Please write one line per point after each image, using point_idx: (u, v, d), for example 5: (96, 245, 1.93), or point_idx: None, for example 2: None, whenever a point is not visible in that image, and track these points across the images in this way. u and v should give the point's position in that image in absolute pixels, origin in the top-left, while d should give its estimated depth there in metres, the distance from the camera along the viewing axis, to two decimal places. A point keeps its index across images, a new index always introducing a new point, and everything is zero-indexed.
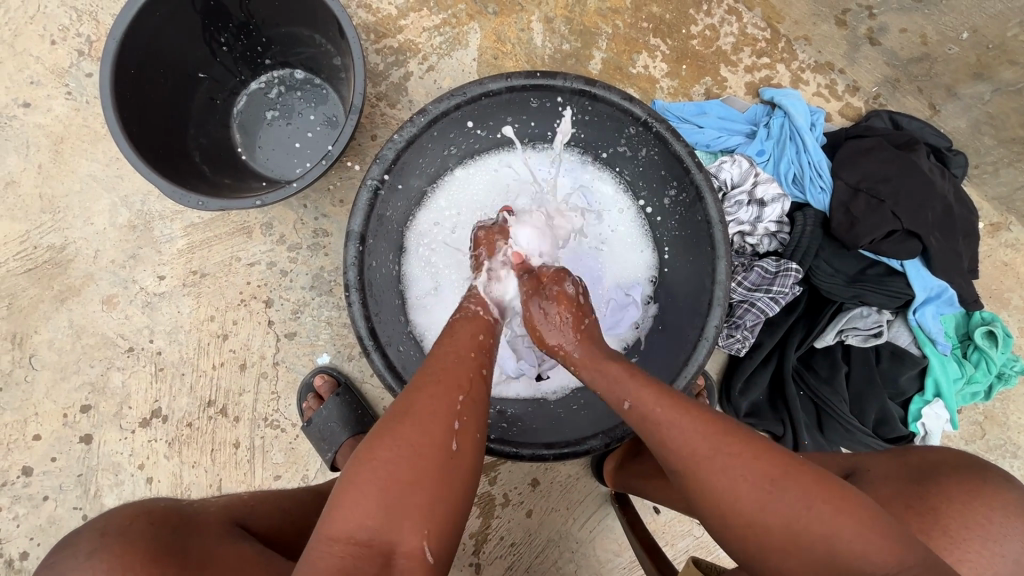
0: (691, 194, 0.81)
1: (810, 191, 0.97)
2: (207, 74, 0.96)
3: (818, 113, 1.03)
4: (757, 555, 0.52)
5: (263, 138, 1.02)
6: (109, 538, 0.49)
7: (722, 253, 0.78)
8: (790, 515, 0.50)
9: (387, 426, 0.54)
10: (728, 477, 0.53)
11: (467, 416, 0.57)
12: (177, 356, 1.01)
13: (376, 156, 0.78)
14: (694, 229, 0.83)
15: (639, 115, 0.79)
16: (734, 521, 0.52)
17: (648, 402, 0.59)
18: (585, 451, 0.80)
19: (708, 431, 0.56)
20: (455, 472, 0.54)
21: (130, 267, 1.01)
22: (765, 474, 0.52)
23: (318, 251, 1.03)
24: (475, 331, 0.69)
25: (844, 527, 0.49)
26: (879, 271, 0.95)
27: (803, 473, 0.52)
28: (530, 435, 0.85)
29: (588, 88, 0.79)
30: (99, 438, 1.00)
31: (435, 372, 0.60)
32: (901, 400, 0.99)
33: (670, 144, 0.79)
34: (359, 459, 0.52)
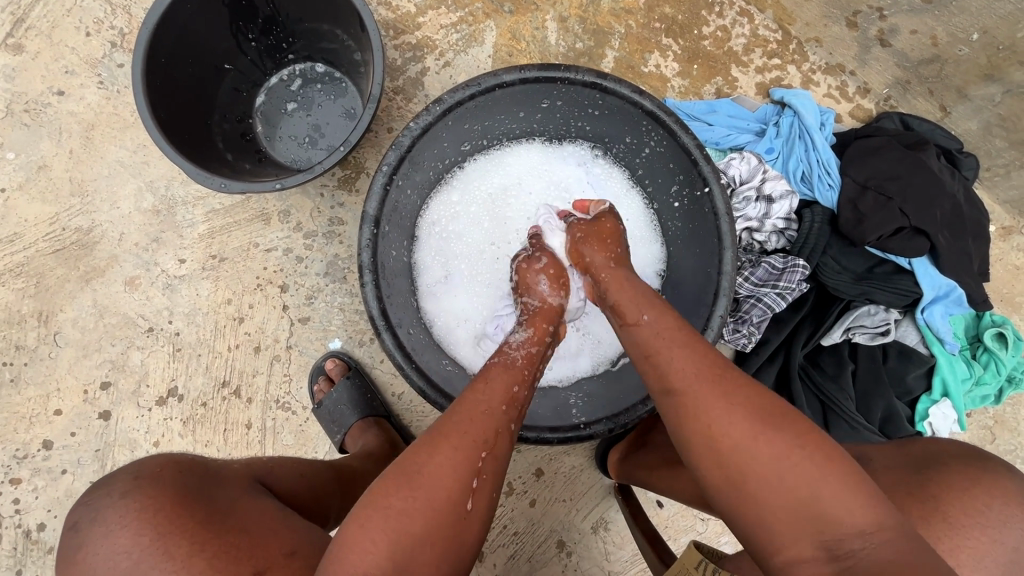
0: (699, 187, 0.82)
1: (818, 189, 0.97)
2: (233, 65, 1.00)
3: (828, 113, 1.04)
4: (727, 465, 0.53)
5: (283, 129, 1.05)
6: (143, 480, 0.54)
7: (728, 244, 0.79)
8: (777, 450, 0.52)
9: (407, 471, 0.55)
10: (726, 401, 0.56)
11: (486, 475, 0.57)
12: (194, 337, 1.04)
13: (393, 142, 0.80)
14: (701, 222, 0.84)
15: (648, 108, 0.81)
16: (718, 443, 0.54)
17: (658, 331, 0.63)
18: (589, 436, 0.81)
19: (710, 364, 0.59)
20: (467, 532, 0.54)
21: (153, 250, 1.05)
22: (758, 412, 0.54)
23: (333, 239, 1.05)
24: (510, 383, 0.65)
25: (825, 474, 0.50)
26: (887, 269, 0.95)
27: (795, 421, 0.54)
28: (534, 420, 0.86)
29: (600, 81, 0.81)
30: (117, 415, 1.03)
31: (463, 421, 0.59)
32: (908, 400, 0.98)
33: (679, 136, 0.81)
34: (374, 497, 0.53)
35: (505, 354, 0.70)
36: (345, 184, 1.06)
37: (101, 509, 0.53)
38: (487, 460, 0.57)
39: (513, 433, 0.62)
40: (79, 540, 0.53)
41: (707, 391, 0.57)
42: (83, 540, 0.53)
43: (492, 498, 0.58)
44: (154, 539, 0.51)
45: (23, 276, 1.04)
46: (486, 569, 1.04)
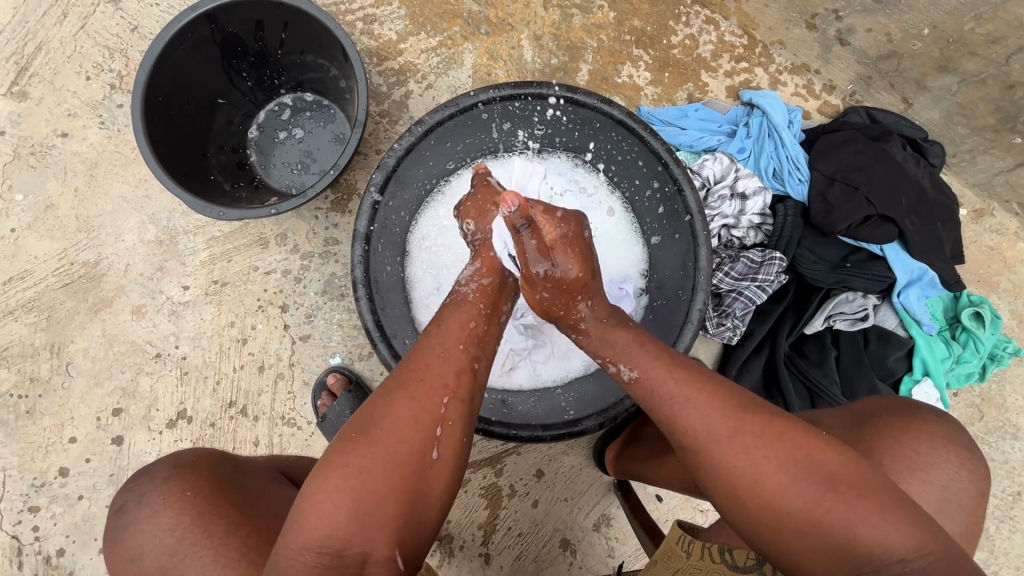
0: (671, 188, 0.87)
1: (789, 183, 1.01)
2: (226, 99, 1.06)
3: (795, 111, 1.08)
4: (764, 520, 0.57)
5: (276, 157, 1.10)
6: (182, 467, 0.69)
7: (701, 241, 0.83)
8: (809, 501, 0.55)
9: (370, 420, 0.60)
10: (728, 445, 0.58)
11: (451, 421, 0.62)
12: (200, 360, 1.08)
13: (378, 164, 0.85)
14: (676, 224, 0.88)
15: (618, 117, 0.86)
16: (746, 493, 0.57)
17: (656, 375, 0.64)
18: (580, 431, 0.84)
19: (728, 409, 0.60)
20: (435, 478, 0.59)
21: (157, 278, 1.09)
22: (785, 459, 0.56)
23: (329, 258, 1.10)
24: (467, 321, 0.69)
25: (862, 514, 0.53)
26: (861, 257, 0.99)
27: (826, 467, 0.56)
28: (528, 419, 0.90)
29: (571, 95, 0.86)
30: (129, 439, 1.07)
31: (420, 368, 0.64)
32: (891, 382, 1.01)
33: (648, 142, 0.86)
34: (340, 450, 0.58)
35: (460, 292, 0.74)
36: (338, 206, 1.10)
37: (145, 494, 0.66)
38: (448, 405, 0.62)
39: (475, 375, 0.66)
40: (125, 521, 0.66)
41: (722, 438, 0.59)
42: (131, 518, 0.66)
43: (460, 442, 0.62)
44: (193, 518, 0.64)
45: (34, 311, 1.08)
46: (493, 570, 1.07)
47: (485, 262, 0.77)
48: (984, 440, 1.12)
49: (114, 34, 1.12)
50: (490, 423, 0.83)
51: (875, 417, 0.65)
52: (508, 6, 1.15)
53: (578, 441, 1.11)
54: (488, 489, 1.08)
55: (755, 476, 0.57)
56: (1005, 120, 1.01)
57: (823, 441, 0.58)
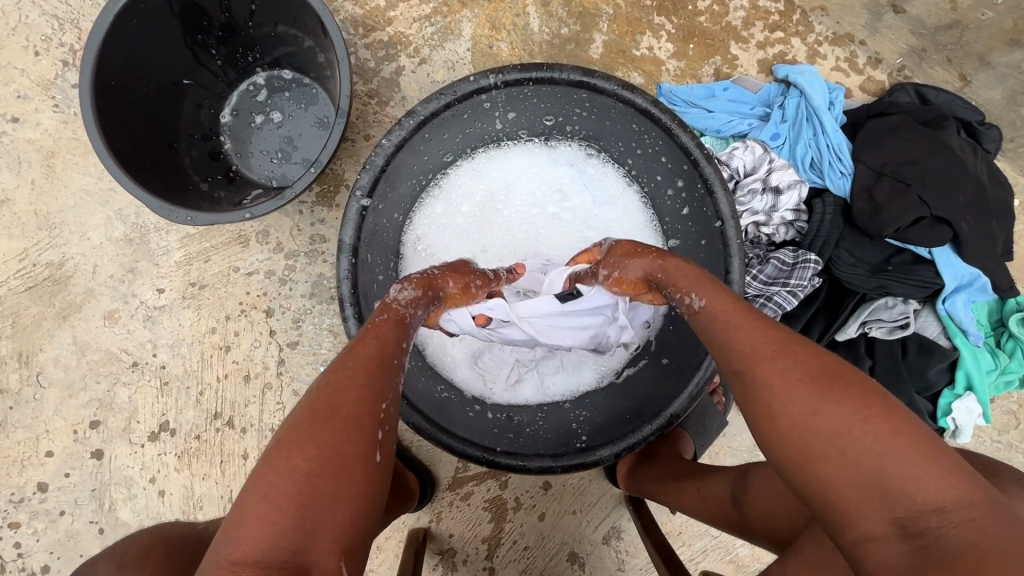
0: (700, 187, 0.76)
1: (829, 176, 0.89)
2: (193, 80, 0.93)
3: (837, 90, 0.95)
4: (799, 446, 0.47)
5: (253, 144, 0.98)
6: (127, 571, 0.52)
7: (734, 250, 0.73)
8: (845, 424, 0.45)
9: (307, 414, 0.49)
10: (771, 366, 0.50)
11: (392, 425, 0.53)
12: (181, 369, 1.00)
13: (365, 163, 0.74)
14: (705, 229, 0.78)
15: (641, 106, 0.75)
16: (777, 414, 0.48)
17: (718, 306, 0.56)
18: (594, 462, 0.77)
19: (770, 337, 0.51)
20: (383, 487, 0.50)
21: (129, 281, 1.00)
22: (824, 385, 0.47)
23: (316, 257, 1.00)
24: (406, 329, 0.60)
25: (899, 447, 0.44)
26: (906, 260, 0.89)
27: (863, 390, 0.47)
28: (538, 447, 0.82)
29: (586, 79, 0.75)
30: (110, 453, 1.00)
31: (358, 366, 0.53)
32: (929, 395, 0.93)
33: (675, 135, 0.75)
34: (270, 466, 0.46)
35: (395, 309, 0.62)
36: (324, 199, 1.00)
37: None
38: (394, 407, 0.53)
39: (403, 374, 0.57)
40: None
41: (763, 356, 0.50)
42: None
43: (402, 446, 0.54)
44: None
45: None
46: None
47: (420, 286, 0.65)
48: (1018, 449, 1.05)
49: (62, 1, 0.98)
50: (496, 456, 0.77)
51: None
52: None
53: None
54: (492, 502, 1.03)
55: (787, 399, 0.48)
56: None
57: (859, 372, 0.49)
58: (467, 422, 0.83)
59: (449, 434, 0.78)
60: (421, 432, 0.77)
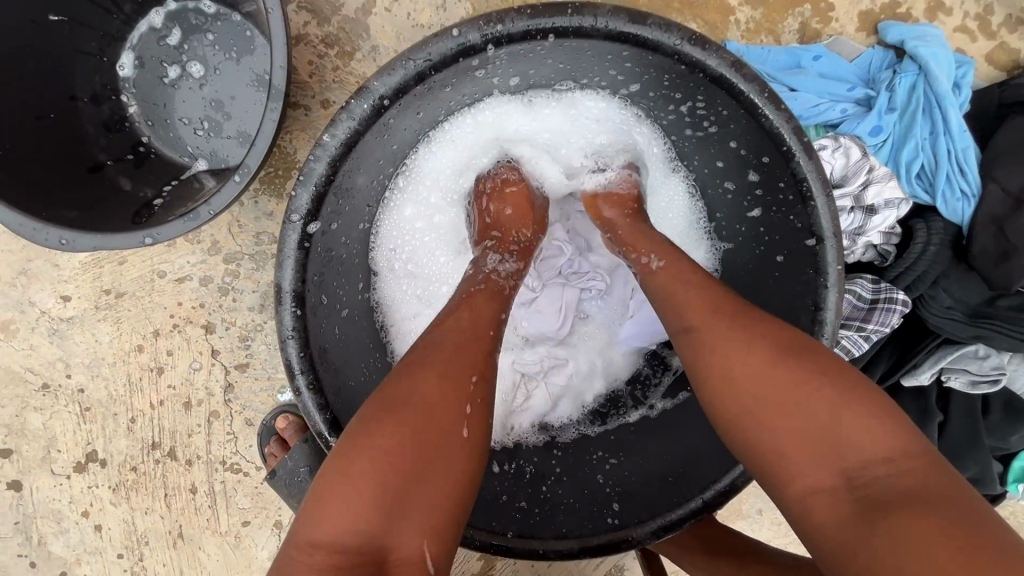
0: (788, 190, 0.53)
1: (943, 194, 0.67)
2: (64, 15, 0.66)
3: (965, 64, 0.71)
4: (735, 404, 0.44)
5: (169, 109, 0.72)
6: None
7: (834, 282, 0.52)
8: (780, 382, 0.43)
9: (408, 398, 0.44)
10: (724, 333, 0.46)
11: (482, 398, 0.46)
12: (104, 393, 0.81)
13: (301, 171, 0.49)
14: (788, 243, 0.56)
15: (713, 72, 0.49)
16: (715, 381, 0.46)
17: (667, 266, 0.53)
18: (626, 544, 0.59)
19: (725, 303, 0.48)
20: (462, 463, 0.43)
21: (22, 285, 0.78)
22: (759, 336, 0.45)
23: (265, 262, 0.78)
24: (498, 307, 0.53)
25: (830, 406, 0.41)
26: (1014, 303, 0.70)
27: (801, 352, 0.44)
28: (554, 513, 0.64)
29: (632, 29, 0.48)
30: (30, 484, 0.84)
31: (442, 348, 0.47)
32: (1001, 454, 0.79)
33: (760, 116, 0.50)
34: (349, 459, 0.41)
35: (493, 281, 0.57)
36: (271, 185, 0.75)
37: None
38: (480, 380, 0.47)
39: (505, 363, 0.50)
40: None
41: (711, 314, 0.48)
42: None
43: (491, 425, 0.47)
44: None
45: None
46: None
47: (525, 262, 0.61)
48: None
49: None
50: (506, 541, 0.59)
51: None
52: None
53: None
54: None
55: (725, 356, 0.45)
56: None
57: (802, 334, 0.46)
58: None
59: None
60: None
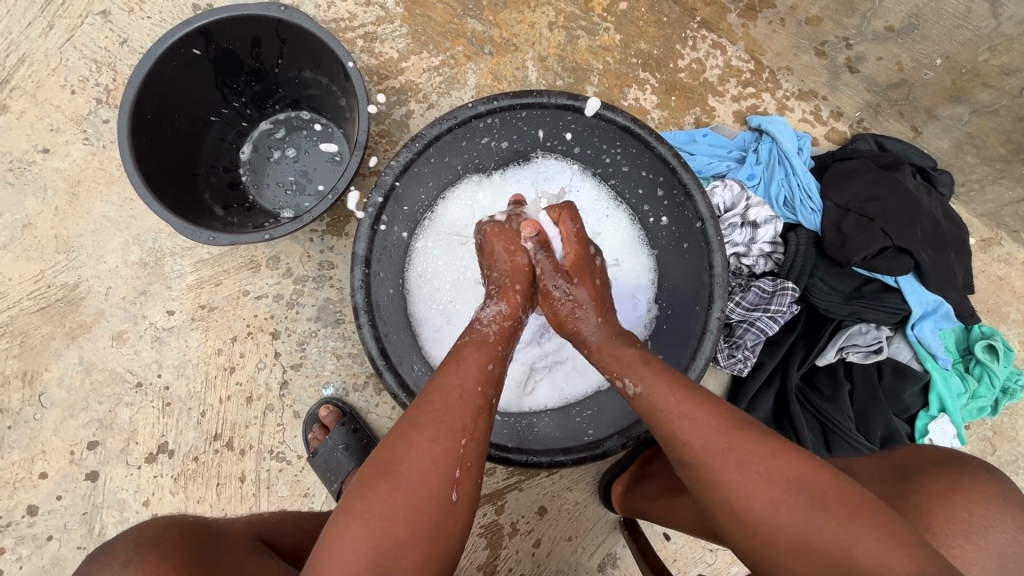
0: (679, 193, 0.84)
1: (801, 212, 0.99)
2: (218, 117, 1.01)
3: (804, 137, 1.06)
4: (762, 551, 0.52)
5: (269, 176, 1.05)
6: (148, 548, 0.54)
7: (716, 245, 0.80)
8: (801, 516, 0.51)
9: (400, 471, 0.54)
10: (736, 470, 0.54)
11: (468, 464, 0.57)
12: (185, 390, 1.02)
13: (375, 183, 0.81)
14: (687, 232, 0.85)
15: (622, 123, 0.83)
16: (737, 508, 0.54)
17: (662, 396, 0.63)
18: (602, 454, 0.81)
19: (722, 426, 0.58)
20: (450, 523, 0.54)
21: (141, 302, 1.03)
22: (777, 472, 0.53)
23: (324, 283, 1.05)
24: (484, 363, 0.66)
25: (857, 533, 0.48)
26: (875, 288, 0.97)
27: (813, 478, 0.53)
28: (546, 442, 0.86)
29: (572, 103, 0.83)
30: (105, 475, 1.00)
31: (437, 409, 0.59)
32: (906, 417, 0.99)
33: (653, 147, 0.83)
34: (348, 516, 0.52)
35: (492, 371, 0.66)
36: (334, 227, 1.06)
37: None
38: (467, 449, 0.57)
39: (492, 414, 0.62)
40: None
41: (715, 449, 0.56)
42: None
43: (477, 483, 0.58)
44: None
45: (6, 336, 1.01)
46: None
47: (509, 302, 0.76)
48: None
49: (102, 46, 1.07)
50: (506, 450, 0.80)
51: (918, 472, 0.59)
52: (513, 26, 1.12)
53: (582, 476, 1.06)
54: (489, 529, 1.03)
55: (742, 493, 0.54)
56: (1016, 151, 0.99)
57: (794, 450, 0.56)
58: None
59: None
60: None
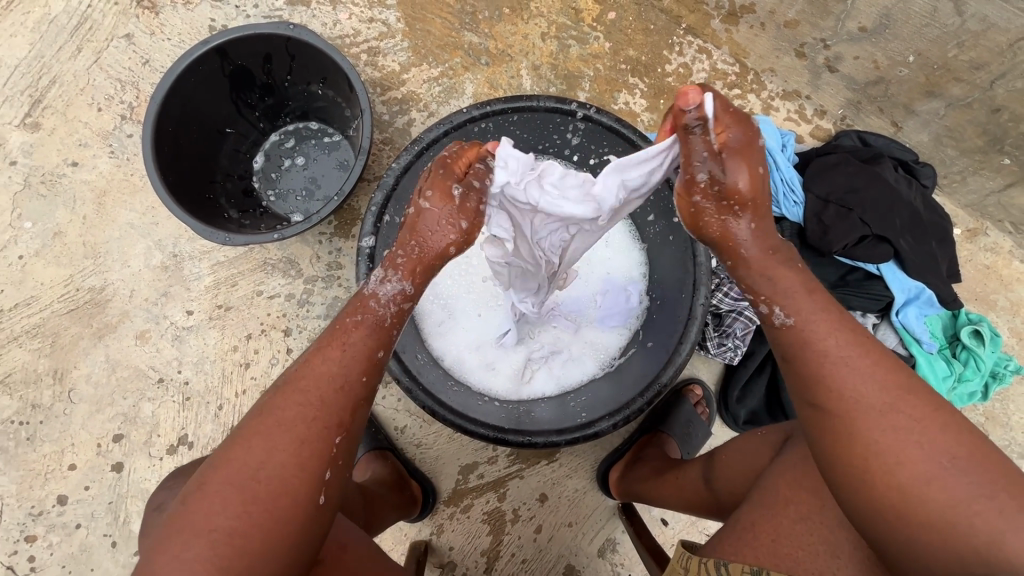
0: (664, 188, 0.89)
1: (785, 206, 1.02)
2: (234, 128, 1.08)
3: (788, 135, 1.11)
4: (890, 511, 0.50)
5: (282, 183, 1.11)
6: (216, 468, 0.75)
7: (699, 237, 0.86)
8: (955, 494, 0.48)
9: (258, 476, 0.56)
10: (897, 436, 0.51)
11: (338, 460, 0.59)
12: (203, 385, 1.08)
13: (378, 184, 0.87)
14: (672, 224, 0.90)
15: (608, 124, 0.89)
16: (883, 472, 0.51)
17: (821, 336, 0.56)
18: (594, 434, 0.85)
19: (888, 386, 0.53)
20: (312, 520, 0.57)
21: (162, 303, 1.10)
22: (941, 447, 0.50)
23: (333, 282, 1.11)
24: (371, 347, 0.63)
25: (1021, 528, 0.46)
26: (858, 277, 1.00)
27: (984, 465, 0.49)
28: (542, 425, 0.90)
29: (560, 106, 0.89)
30: (129, 466, 1.06)
31: (306, 405, 0.59)
32: None
33: (638, 146, 0.88)
34: (200, 516, 0.54)
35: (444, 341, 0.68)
36: (342, 230, 1.12)
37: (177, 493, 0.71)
38: (338, 447, 0.59)
39: (371, 405, 0.62)
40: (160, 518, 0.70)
41: (875, 408, 0.52)
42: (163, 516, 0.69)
43: (345, 477, 0.61)
44: None
45: (38, 337, 1.08)
46: None
47: (416, 279, 0.67)
48: None
49: (126, 67, 1.16)
50: (504, 432, 0.85)
51: None
52: (507, 38, 1.19)
53: (581, 464, 1.10)
54: (492, 515, 1.07)
55: (895, 457, 0.51)
56: (993, 142, 1.03)
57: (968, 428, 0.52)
58: (479, 408, 0.92)
59: (459, 415, 0.86)
60: (436, 414, 0.85)
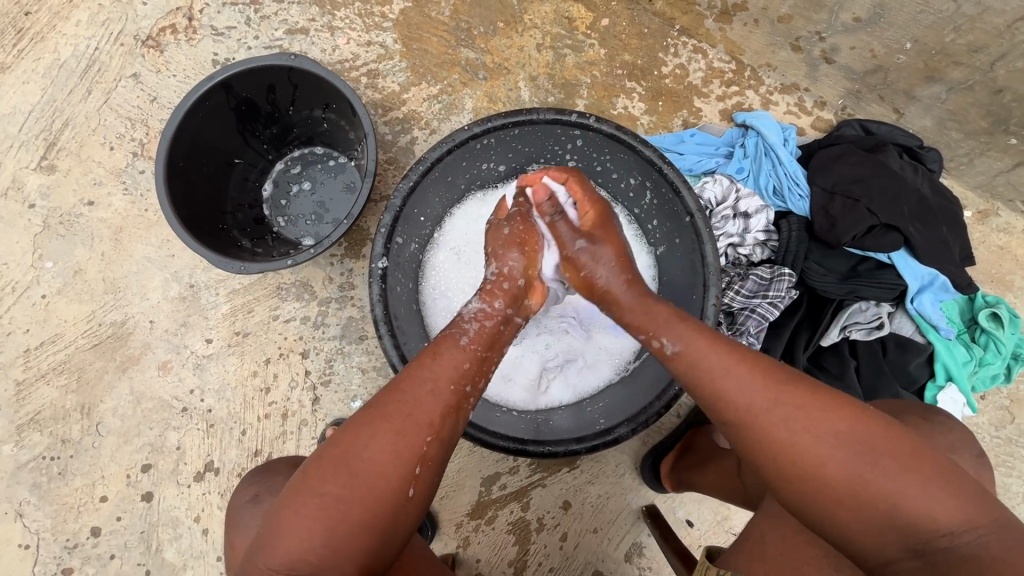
0: (668, 191, 0.89)
1: (790, 200, 1.04)
2: (242, 158, 1.10)
3: (789, 128, 1.11)
4: (826, 501, 0.55)
5: (290, 209, 1.13)
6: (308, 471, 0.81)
7: (706, 237, 0.85)
8: (858, 465, 0.54)
9: (357, 459, 0.59)
10: (802, 425, 0.57)
11: (430, 461, 0.61)
12: (226, 411, 1.10)
13: (385, 206, 0.88)
14: (676, 225, 0.91)
15: (608, 132, 0.89)
16: (802, 464, 0.56)
17: (700, 353, 0.64)
18: (614, 440, 0.86)
19: (773, 382, 0.60)
20: (403, 516, 0.59)
21: (181, 333, 1.12)
22: (841, 429, 0.56)
23: (346, 302, 1.13)
24: (460, 359, 0.67)
25: (919, 486, 0.53)
26: (870, 266, 1.00)
27: (884, 438, 0.55)
28: (560, 434, 0.91)
29: (560, 117, 0.90)
30: (158, 495, 1.08)
31: (405, 402, 0.62)
32: (915, 389, 1.01)
33: (640, 150, 0.89)
34: (305, 487, 0.58)
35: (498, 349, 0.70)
36: (352, 250, 1.14)
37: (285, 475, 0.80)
38: (432, 445, 0.61)
39: (460, 413, 0.65)
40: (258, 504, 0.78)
41: (771, 406, 0.59)
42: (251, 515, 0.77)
43: (436, 480, 0.62)
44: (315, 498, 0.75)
45: (64, 373, 1.11)
46: None
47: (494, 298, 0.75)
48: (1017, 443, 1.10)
49: (135, 105, 1.19)
50: (524, 444, 0.86)
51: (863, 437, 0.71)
52: (503, 51, 1.20)
53: (603, 470, 1.10)
54: (516, 525, 1.08)
55: (804, 446, 0.56)
56: (998, 122, 1.02)
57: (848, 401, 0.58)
58: (496, 421, 0.92)
59: (480, 430, 0.86)
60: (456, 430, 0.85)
